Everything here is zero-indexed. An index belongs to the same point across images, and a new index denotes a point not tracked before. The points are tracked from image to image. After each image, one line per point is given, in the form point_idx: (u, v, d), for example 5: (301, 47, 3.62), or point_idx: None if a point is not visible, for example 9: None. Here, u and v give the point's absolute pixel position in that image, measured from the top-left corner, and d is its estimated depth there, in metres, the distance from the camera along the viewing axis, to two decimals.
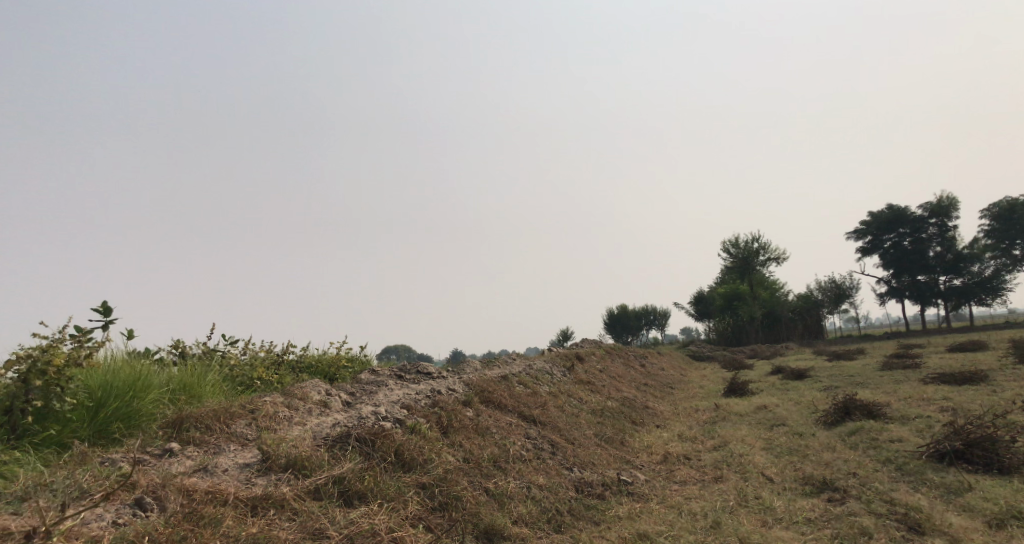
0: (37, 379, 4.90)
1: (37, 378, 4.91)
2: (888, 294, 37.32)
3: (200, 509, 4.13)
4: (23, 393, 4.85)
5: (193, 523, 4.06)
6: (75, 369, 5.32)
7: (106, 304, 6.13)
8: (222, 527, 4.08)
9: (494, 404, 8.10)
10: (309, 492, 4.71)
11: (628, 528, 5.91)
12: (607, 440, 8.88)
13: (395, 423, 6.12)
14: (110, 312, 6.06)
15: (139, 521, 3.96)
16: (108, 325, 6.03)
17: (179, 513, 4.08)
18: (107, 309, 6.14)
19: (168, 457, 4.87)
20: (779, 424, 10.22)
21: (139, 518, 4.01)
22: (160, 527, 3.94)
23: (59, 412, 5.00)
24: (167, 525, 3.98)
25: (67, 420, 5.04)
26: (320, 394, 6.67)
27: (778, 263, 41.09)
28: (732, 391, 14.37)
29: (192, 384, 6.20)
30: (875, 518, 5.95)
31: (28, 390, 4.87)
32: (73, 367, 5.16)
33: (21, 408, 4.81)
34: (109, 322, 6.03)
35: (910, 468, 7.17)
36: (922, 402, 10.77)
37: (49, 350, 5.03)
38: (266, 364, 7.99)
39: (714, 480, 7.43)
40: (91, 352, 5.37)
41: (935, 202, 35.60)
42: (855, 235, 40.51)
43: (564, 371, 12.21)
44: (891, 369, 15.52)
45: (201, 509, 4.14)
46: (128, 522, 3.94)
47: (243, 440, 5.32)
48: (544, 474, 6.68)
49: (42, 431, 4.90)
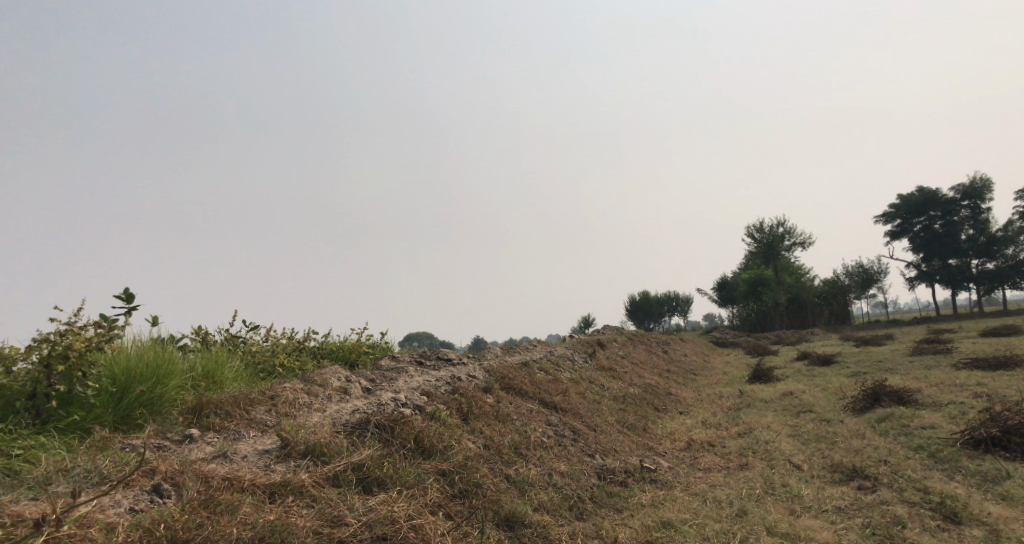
0: (59, 364, 4.89)
1: (59, 363, 4.89)
2: (918, 278, 36.65)
3: (217, 496, 4.10)
4: (45, 379, 4.84)
5: (210, 509, 4.03)
6: (98, 354, 5.32)
7: (128, 291, 6.15)
8: (239, 514, 4.04)
9: (515, 391, 8.04)
10: (327, 478, 4.67)
11: (652, 516, 5.81)
12: (630, 427, 8.77)
13: (415, 410, 6.07)
14: (133, 298, 6.08)
15: (155, 508, 3.95)
16: (130, 312, 6.04)
17: (197, 500, 4.06)
18: (130, 296, 6.16)
19: (188, 443, 4.86)
20: (806, 411, 10.03)
21: (156, 504, 3.99)
22: (176, 513, 3.91)
23: (83, 397, 5.00)
24: (182, 512, 3.95)
25: (91, 405, 5.04)
26: (340, 380, 6.63)
27: (803, 247, 40.52)
28: (756, 377, 14.18)
29: (214, 371, 6.20)
30: (908, 507, 5.78)
31: (51, 375, 4.86)
32: (95, 352, 5.16)
33: (44, 393, 4.80)
34: (132, 309, 6.05)
35: (944, 456, 6.97)
36: (954, 388, 10.51)
37: (71, 335, 5.02)
38: (287, 351, 7.99)
39: (740, 467, 7.30)
40: (113, 338, 5.36)
41: (968, 185, 34.74)
42: (884, 218, 39.79)
43: (585, 358, 12.10)
44: (921, 355, 15.19)
45: (218, 496, 4.12)
46: (144, 510, 3.93)
47: (263, 426, 5.30)
48: (565, 461, 6.60)
49: (66, 417, 4.90)
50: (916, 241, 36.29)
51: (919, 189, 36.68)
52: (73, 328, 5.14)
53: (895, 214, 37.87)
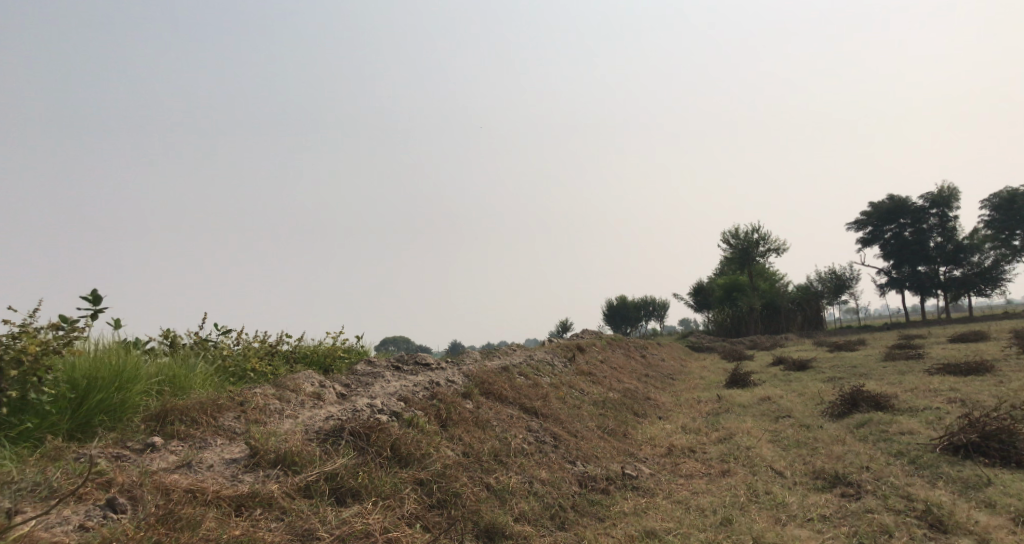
0: (13, 369, 4.60)
1: (13, 368, 4.60)
2: (888, 285, 37.13)
3: (178, 511, 3.85)
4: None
5: (169, 526, 3.79)
6: (56, 357, 5.04)
7: (94, 292, 5.88)
8: (201, 530, 3.81)
9: (494, 396, 7.85)
10: (298, 489, 4.44)
11: (635, 525, 5.65)
12: (610, 433, 8.61)
13: (391, 416, 5.85)
14: (99, 300, 5.81)
15: (108, 525, 3.69)
16: (95, 314, 5.78)
17: (155, 515, 3.81)
18: (96, 297, 5.89)
19: (149, 452, 4.60)
20: (784, 416, 9.97)
21: (110, 520, 3.73)
22: (131, 531, 3.66)
23: (38, 404, 4.71)
24: (138, 529, 3.70)
25: (46, 413, 4.76)
26: (313, 386, 6.40)
27: (778, 254, 40.86)
28: (734, 382, 14.13)
29: (181, 376, 5.92)
30: (894, 516, 5.69)
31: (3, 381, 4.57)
32: (52, 356, 4.87)
33: None
34: (96, 311, 5.78)
35: (924, 462, 6.91)
36: (929, 393, 10.53)
37: (25, 337, 4.73)
38: (260, 355, 7.72)
39: (721, 474, 7.19)
40: (72, 341, 5.08)
41: (936, 193, 35.27)
42: (855, 225, 40.28)
43: (564, 362, 11.93)
44: (894, 360, 15.27)
45: (178, 510, 3.87)
46: (96, 527, 3.67)
47: (231, 434, 5.05)
48: (546, 468, 6.43)
49: (19, 425, 4.62)
50: (887, 248, 36.73)
51: (889, 196, 37.15)
52: (28, 332, 4.85)
53: (866, 221, 38.30)
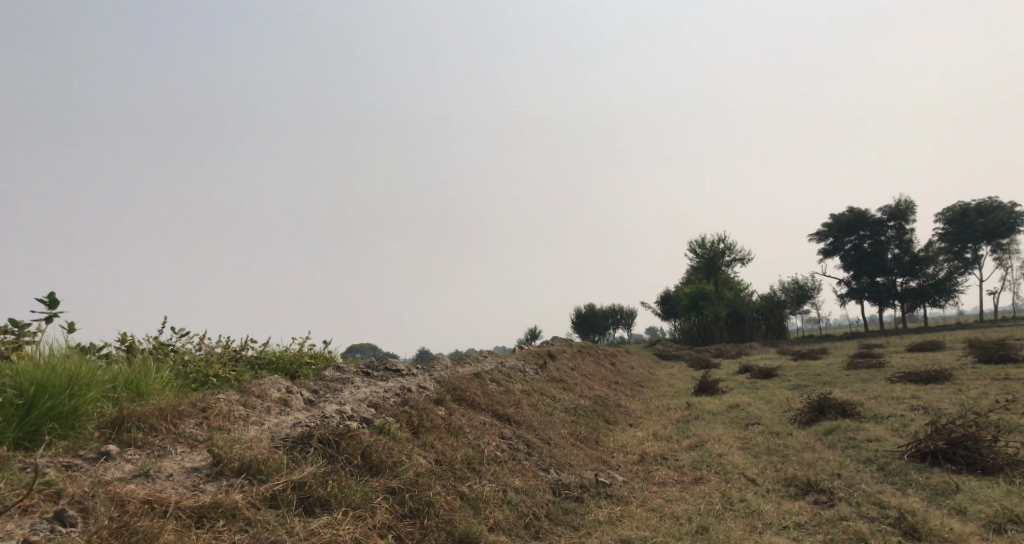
0: None
1: None
2: (848, 295, 37.80)
3: (133, 523, 3.63)
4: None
5: (122, 540, 3.56)
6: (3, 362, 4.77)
7: (52, 295, 5.65)
8: None
9: (466, 403, 7.69)
10: (264, 499, 4.23)
11: (610, 534, 5.54)
12: (583, 440, 8.51)
13: (362, 423, 5.67)
14: (55, 303, 5.58)
15: (55, 539, 3.44)
16: (51, 318, 5.54)
17: (108, 529, 3.58)
18: (54, 301, 5.67)
19: (104, 461, 4.35)
20: (754, 423, 9.98)
21: (59, 534, 3.48)
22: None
23: None
24: None
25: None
26: (280, 391, 6.17)
27: (743, 264, 41.38)
28: (702, 389, 14.17)
29: (139, 381, 5.67)
30: (869, 523, 5.66)
31: None
32: None
33: None
34: (53, 315, 5.54)
35: (893, 468, 6.93)
36: (893, 401, 10.64)
37: None
38: (224, 361, 7.46)
39: (694, 481, 7.13)
40: None
41: (894, 206, 36.07)
42: (817, 236, 40.99)
43: (535, 369, 11.82)
44: (856, 369, 15.46)
45: (134, 522, 3.64)
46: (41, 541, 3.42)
47: (192, 441, 4.82)
48: (520, 476, 6.29)
49: None
50: (847, 259, 37.41)
51: (849, 209, 37.87)
52: None
53: (827, 233, 39.00)
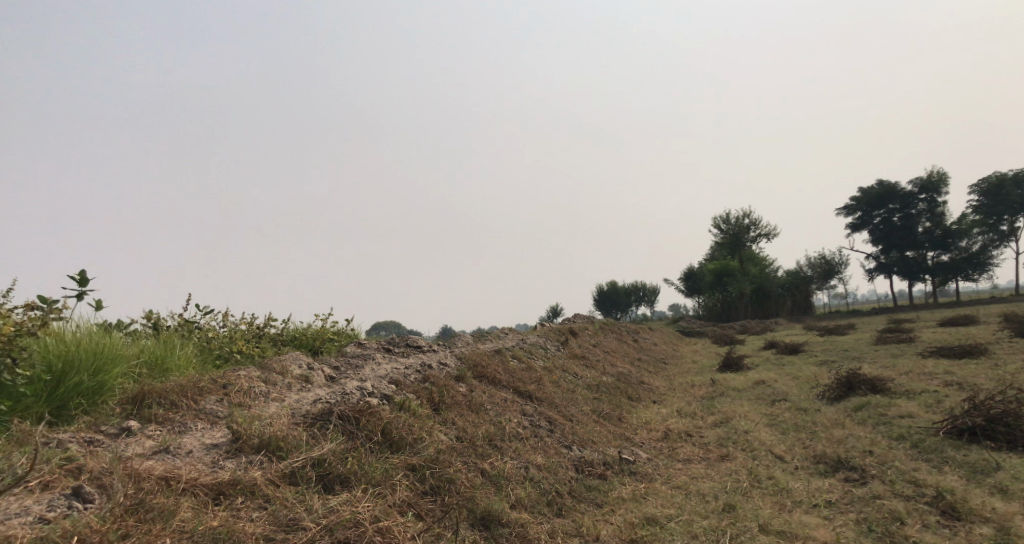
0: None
1: None
2: (876, 270, 37.18)
3: (149, 501, 3.59)
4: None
5: (138, 517, 3.53)
6: (29, 338, 4.78)
7: (82, 272, 5.67)
8: (175, 522, 3.55)
9: (488, 380, 7.62)
10: (283, 476, 4.19)
11: (634, 512, 5.44)
12: (605, 416, 8.42)
13: (382, 400, 5.62)
14: (85, 281, 5.59)
15: (72, 517, 3.42)
16: (82, 296, 5.56)
17: (124, 506, 3.55)
18: (84, 278, 5.68)
19: (125, 437, 4.34)
20: (780, 400, 9.80)
21: (77, 511, 3.46)
22: (94, 523, 3.40)
23: (11, 386, 4.44)
24: (104, 521, 3.44)
25: (20, 395, 4.51)
26: (301, 368, 6.14)
27: (769, 239, 40.79)
28: (727, 366, 13.99)
29: (162, 358, 5.67)
30: (904, 502, 5.51)
31: None
32: (28, 336, 4.62)
33: None
34: (83, 292, 5.56)
35: (928, 445, 6.74)
36: (925, 376, 10.39)
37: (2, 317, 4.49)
38: (248, 338, 7.45)
39: (720, 459, 7.01)
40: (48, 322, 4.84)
41: (925, 178, 35.18)
42: (845, 210, 40.24)
43: (557, 346, 11.74)
44: (886, 344, 15.15)
45: (150, 500, 3.61)
46: (58, 518, 3.40)
47: (213, 418, 4.79)
48: (542, 453, 6.22)
49: None
50: (875, 232, 36.73)
51: (879, 181, 37.05)
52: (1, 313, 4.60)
53: (856, 206, 38.27)
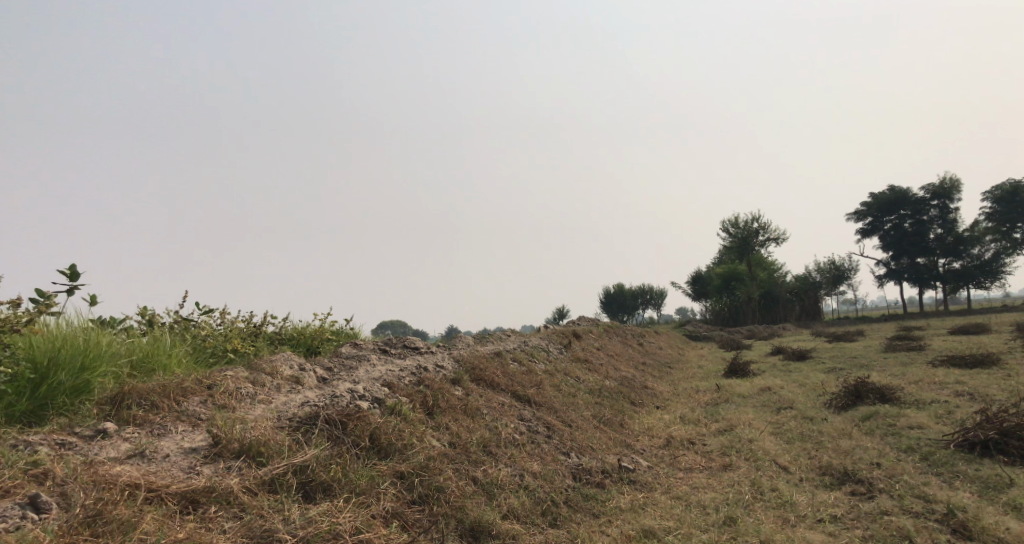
0: None
1: None
2: (886, 276, 36.82)
3: (108, 513, 3.42)
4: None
5: (94, 531, 3.36)
6: (14, 335, 4.62)
7: (72, 266, 5.50)
8: (134, 535, 3.38)
9: (485, 383, 7.44)
10: (262, 484, 4.02)
11: (631, 524, 5.25)
12: (607, 422, 8.23)
13: (373, 403, 5.44)
14: (76, 276, 5.44)
15: (25, 528, 3.25)
16: (73, 291, 5.41)
17: (80, 517, 3.38)
18: (74, 272, 5.51)
19: (100, 439, 4.18)
20: (786, 407, 9.57)
21: (31, 522, 3.29)
22: (44, 537, 3.22)
23: None
24: (58, 534, 3.27)
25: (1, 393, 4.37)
26: (292, 369, 5.97)
27: (778, 243, 40.44)
28: (733, 371, 13.75)
29: (151, 356, 5.52)
30: (914, 519, 5.29)
31: None
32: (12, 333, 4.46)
33: None
34: (74, 287, 5.40)
35: (938, 459, 6.52)
36: (935, 386, 10.12)
37: None
38: (243, 337, 7.30)
39: (723, 468, 6.80)
40: (34, 318, 4.66)
41: (938, 184, 34.77)
42: (855, 215, 39.85)
43: (559, 349, 11.54)
44: (896, 351, 14.89)
45: (109, 510, 3.44)
46: (11, 529, 3.23)
47: (195, 420, 4.63)
48: (538, 460, 6.03)
49: None
50: (886, 239, 36.37)
51: (890, 187, 36.66)
52: None
53: (866, 212, 37.90)
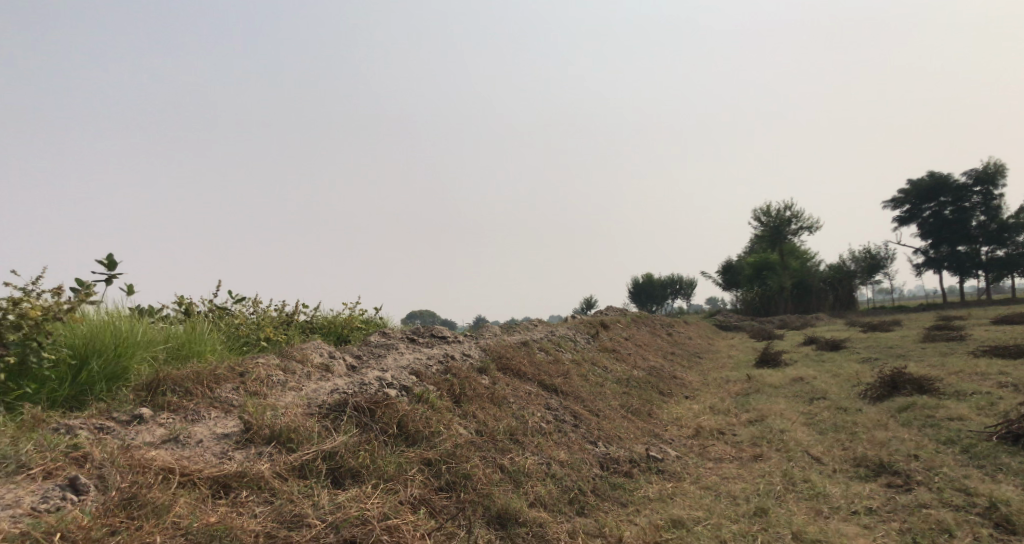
0: (13, 333, 4.30)
1: (12, 332, 4.30)
2: (925, 264, 36.02)
3: (143, 496, 3.50)
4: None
5: (129, 513, 3.43)
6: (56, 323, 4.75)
7: (110, 256, 5.62)
8: (169, 519, 3.45)
9: (513, 372, 7.45)
10: (293, 469, 4.08)
11: (660, 513, 5.22)
12: (635, 412, 8.19)
13: (401, 391, 5.48)
14: (114, 265, 5.56)
15: (65, 509, 3.34)
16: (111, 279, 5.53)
17: (117, 500, 3.46)
18: (112, 261, 5.64)
19: (137, 424, 4.27)
20: (819, 398, 9.43)
21: (69, 504, 3.38)
22: (80, 519, 3.29)
23: (36, 369, 4.43)
24: (95, 516, 3.35)
25: (45, 378, 4.50)
26: (322, 356, 6.04)
27: (811, 231, 39.79)
28: (764, 361, 13.59)
29: (188, 344, 5.63)
30: (954, 512, 5.18)
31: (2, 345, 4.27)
32: (53, 321, 4.58)
33: None
34: (112, 276, 5.53)
35: (979, 451, 6.37)
36: (976, 377, 9.87)
37: (27, 300, 4.43)
38: (275, 326, 7.41)
39: (753, 459, 6.73)
40: (74, 306, 4.78)
41: (981, 169, 33.83)
42: (892, 203, 39.01)
43: (587, 339, 11.51)
44: (935, 341, 14.57)
45: (144, 494, 3.52)
46: (51, 510, 3.32)
47: (227, 406, 4.71)
48: (565, 448, 6.02)
49: (16, 390, 4.36)
50: (925, 226, 35.53)
51: (930, 173, 35.78)
52: (27, 296, 4.54)
53: (905, 199, 37.05)
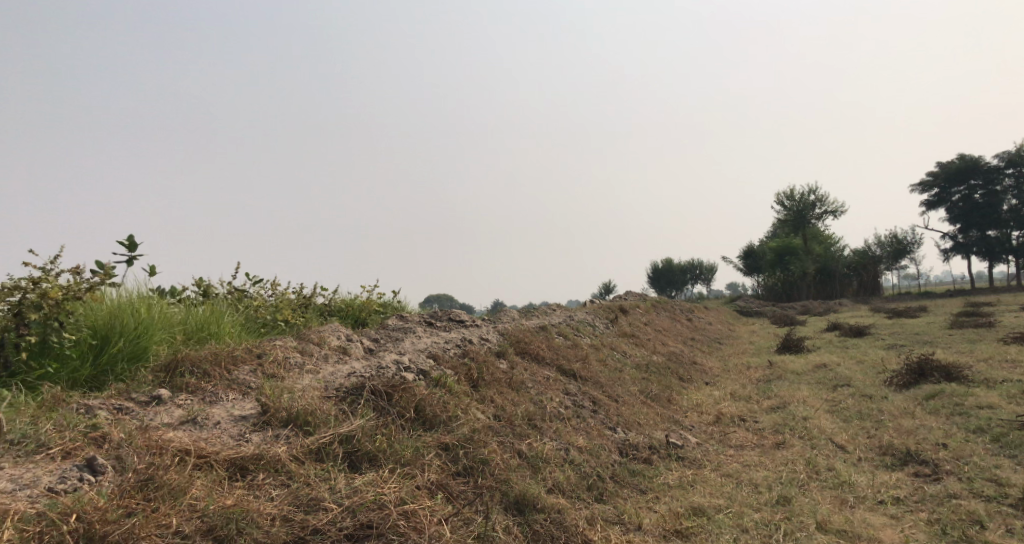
0: (33, 313, 4.29)
1: (33, 312, 4.29)
2: (953, 250, 35.36)
3: (159, 478, 3.48)
4: (15, 328, 4.24)
5: (146, 495, 3.42)
6: (77, 303, 4.75)
7: (131, 237, 5.63)
8: (185, 501, 3.44)
9: (531, 356, 7.40)
10: (310, 453, 4.06)
11: (680, 501, 5.14)
12: (654, 397, 8.10)
13: (418, 375, 5.44)
14: (134, 246, 5.56)
15: (82, 490, 3.33)
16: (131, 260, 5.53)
17: (134, 481, 3.45)
18: (132, 243, 5.64)
19: (155, 405, 4.27)
20: (842, 385, 9.27)
21: (86, 484, 3.37)
22: (97, 500, 3.28)
23: (57, 349, 4.43)
24: (113, 496, 3.35)
25: (66, 358, 4.51)
26: (339, 339, 6.02)
27: (835, 216, 39.21)
28: (785, 347, 13.42)
29: (207, 326, 5.64)
30: (985, 503, 5.05)
31: (23, 324, 4.27)
32: (73, 301, 4.57)
33: (14, 342, 4.24)
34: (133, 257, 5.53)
35: (1011, 440, 6.21)
36: (1006, 364, 9.65)
37: (47, 280, 4.41)
38: (294, 308, 7.40)
39: (775, 446, 6.62)
40: (95, 286, 4.77)
41: (1014, 152, 33.04)
42: (920, 187, 38.28)
43: (606, 324, 11.41)
44: (963, 328, 14.29)
45: (160, 476, 3.50)
46: (69, 490, 3.32)
47: (245, 388, 4.69)
48: (584, 434, 5.96)
49: (38, 369, 4.37)
50: (954, 211, 34.83)
51: (960, 156, 35.01)
52: (48, 276, 4.53)
53: (933, 183, 36.33)
